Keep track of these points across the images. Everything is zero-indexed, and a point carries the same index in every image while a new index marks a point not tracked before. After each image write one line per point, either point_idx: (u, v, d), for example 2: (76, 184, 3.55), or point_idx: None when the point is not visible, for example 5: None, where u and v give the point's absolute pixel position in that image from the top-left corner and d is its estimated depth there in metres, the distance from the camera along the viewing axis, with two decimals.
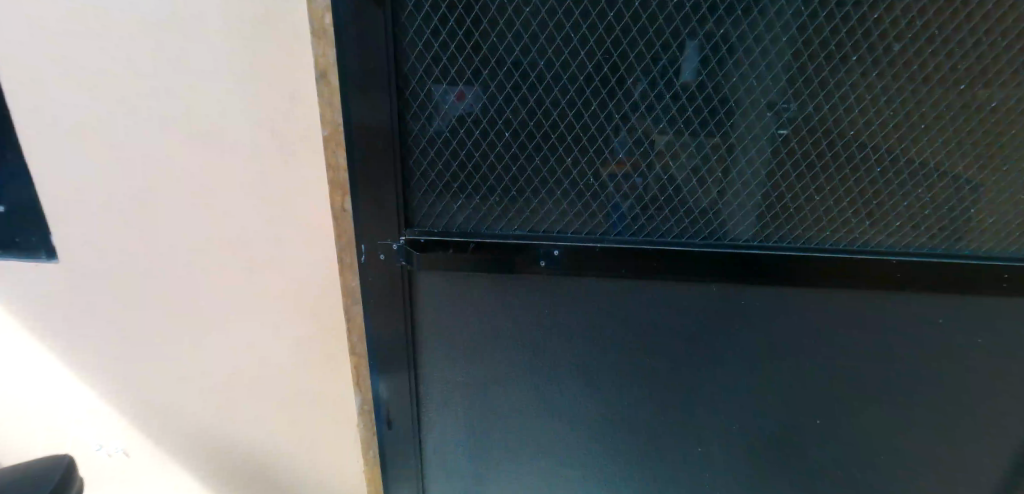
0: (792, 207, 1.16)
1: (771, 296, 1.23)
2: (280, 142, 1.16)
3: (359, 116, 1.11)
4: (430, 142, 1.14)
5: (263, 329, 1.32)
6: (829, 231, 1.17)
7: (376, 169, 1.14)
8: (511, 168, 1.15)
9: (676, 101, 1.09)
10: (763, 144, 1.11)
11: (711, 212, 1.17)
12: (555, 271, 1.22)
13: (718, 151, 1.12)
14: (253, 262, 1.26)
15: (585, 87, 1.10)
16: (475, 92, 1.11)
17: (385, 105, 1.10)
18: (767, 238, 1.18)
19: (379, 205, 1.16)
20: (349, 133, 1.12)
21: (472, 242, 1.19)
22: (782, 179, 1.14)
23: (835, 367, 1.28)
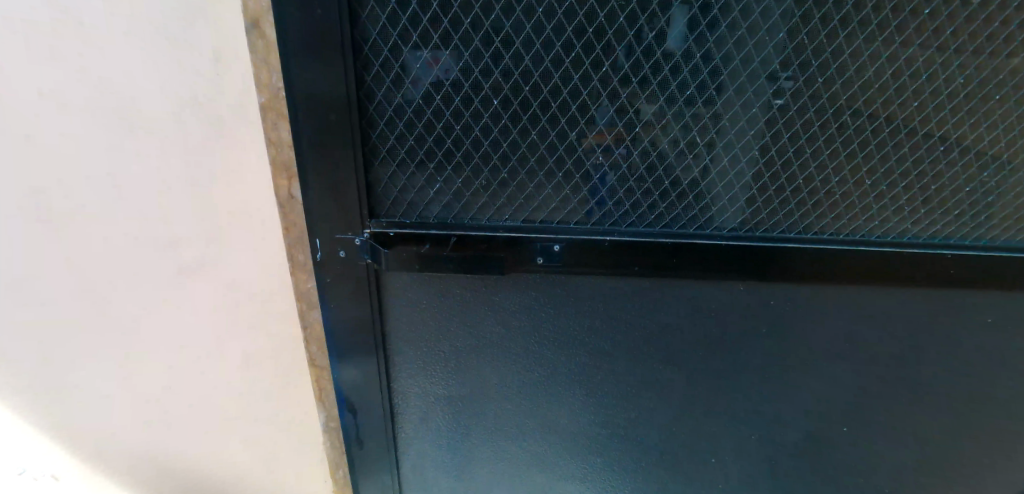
0: (815, 190, 1.03)
1: (801, 300, 1.14)
2: (214, 114, 0.92)
3: (308, 80, 0.89)
4: (396, 114, 0.94)
5: (227, 343, 1.11)
6: (858, 219, 1.05)
7: (330, 147, 0.93)
8: (501, 144, 0.96)
9: (708, 62, 0.93)
10: (793, 114, 0.97)
11: (731, 196, 1.03)
12: (553, 269, 1.05)
13: (741, 124, 0.97)
14: (200, 266, 1.02)
15: (598, 44, 0.91)
16: (451, 49, 0.90)
17: (337, 68, 0.89)
18: (786, 227, 1.06)
19: (338, 191, 0.96)
20: (294, 102, 0.90)
21: (453, 236, 1.00)
22: (811, 156, 1.00)
23: (867, 369, 1.21)
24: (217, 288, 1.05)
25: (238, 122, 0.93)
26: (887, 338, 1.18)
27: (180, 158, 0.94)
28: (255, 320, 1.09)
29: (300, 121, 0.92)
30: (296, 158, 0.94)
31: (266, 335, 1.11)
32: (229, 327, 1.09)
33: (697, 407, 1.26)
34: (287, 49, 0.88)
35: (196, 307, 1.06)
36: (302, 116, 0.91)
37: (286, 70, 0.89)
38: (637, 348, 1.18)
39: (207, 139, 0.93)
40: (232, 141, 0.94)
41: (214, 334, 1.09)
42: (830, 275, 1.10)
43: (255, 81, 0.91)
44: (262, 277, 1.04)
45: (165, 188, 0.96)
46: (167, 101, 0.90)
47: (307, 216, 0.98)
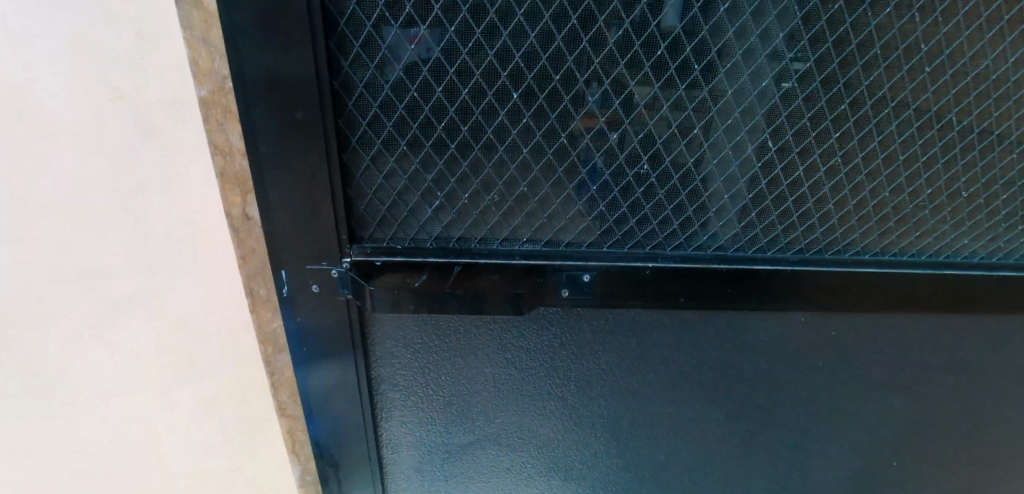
0: (878, 202, 0.87)
1: (858, 329, 0.98)
2: (132, 116, 0.67)
3: (268, 66, 0.67)
4: (382, 111, 0.71)
5: (177, 417, 0.85)
6: (916, 235, 0.91)
7: (297, 155, 0.71)
8: (520, 150, 0.75)
9: (791, 45, 0.74)
10: (866, 112, 0.80)
11: (789, 211, 0.86)
12: (582, 302, 0.85)
13: (807, 125, 0.79)
14: (133, 323, 0.76)
15: (653, 19, 0.70)
16: (458, 25, 0.68)
17: (305, 50, 0.66)
18: (841, 246, 0.91)
19: (312, 210, 0.74)
20: (245, 96, 0.68)
21: (458, 264, 0.79)
22: (880, 163, 0.84)
23: (926, 404, 1.06)
24: (156, 350, 0.79)
25: (170, 124, 0.68)
26: (949, 368, 1.03)
27: (88, 181, 0.68)
28: (206, 384, 0.84)
29: (255, 120, 0.69)
30: (254, 170, 0.71)
31: (223, 396, 0.86)
32: (179, 395, 0.83)
33: (735, 454, 1.07)
34: (231, 23, 0.64)
35: (128, 376, 0.79)
36: (257, 113, 0.69)
37: (233, 52, 0.66)
38: (673, 386, 0.99)
39: (127, 151, 0.68)
40: (160, 153, 0.69)
41: (162, 406, 0.83)
42: (895, 304, 0.96)
43: (192, 68, 0.67)
44: (210, 329, 0.80)
45: (68, 226, 0.69)
46: (66, 101, 0.65)
47: (268, 241, 0.76)
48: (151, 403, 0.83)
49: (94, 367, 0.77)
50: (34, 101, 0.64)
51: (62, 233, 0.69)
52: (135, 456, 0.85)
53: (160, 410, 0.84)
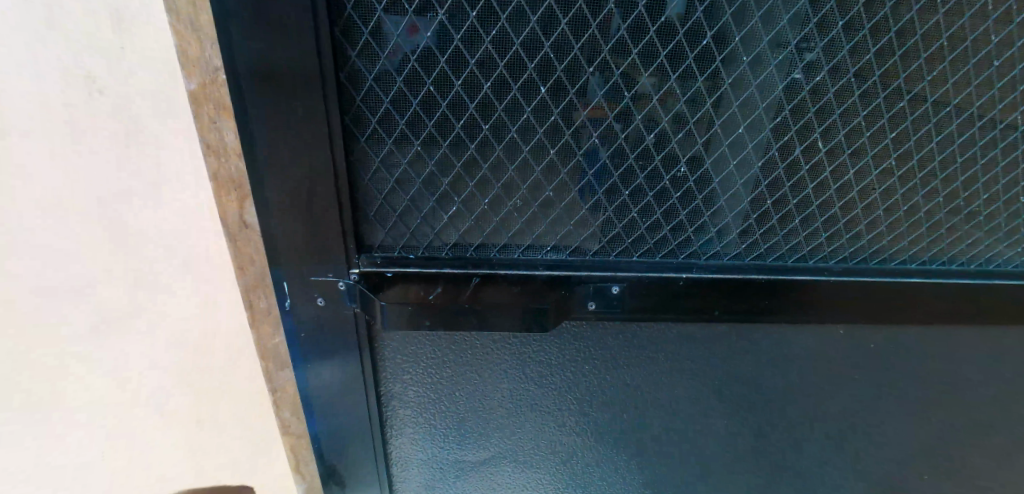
0: (930, 208, 0.80)
1: (902, 344, 0.91)
2: (112, 108, 0.63)
3: (263, 54, 0.59)
4: (394, 107, 0.63)
5: (166, 421, 0.82)
6: (968, 242, 0.84)
7: (299, 154, 0.64)
8: (547, 151, 0.67)
9: (851, 36, 0.66)
10: (926, 111, 0.72)
11: (835, 218, 0.79)
12: (609, 316, 0.78)
13: (861, 124, 0.72)
14: (119, 324, 0.74)
15: (699, 4, 0.62)
16: (480, 10, 0.59)
17: (306, 36, 0.58)
18: (888, 255, 0.84)
19: (315, 215, 0.67)
20: (238, 87, 0.60)
21: (476, 276, 0.73)
22: (936, 165, 0.76)
23: (968, 422, 0.99)
24: (144, 353, 0.76)
25: (161, 114, 0.64)
26: (996, 384, 0.96)
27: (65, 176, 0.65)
28: (196, 388, 0.81)
29: (250, 115, 0.61)
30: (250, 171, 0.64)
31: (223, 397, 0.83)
32: (167, 401, 0.81)
33: (762, 472, 1.01)
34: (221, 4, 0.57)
35: (115, 378, 0.77)
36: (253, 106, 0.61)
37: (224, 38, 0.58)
38: (700, 402, 0.91)
39: (108, 146, 0.64)
40: (143, 147, 0.65)
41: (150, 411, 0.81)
42: (943, 317, 0.89)
43: (180, 58, 0.61)
44: (199, 333, 0.77)
45: (61, 219, 0.66)
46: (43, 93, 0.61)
47: (267, 248, 0.68)
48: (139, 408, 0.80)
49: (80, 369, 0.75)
50: (8, 92, 0.60)
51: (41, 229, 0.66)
52: (123, 461, 0.83)
53: (147, 414, 0.81)
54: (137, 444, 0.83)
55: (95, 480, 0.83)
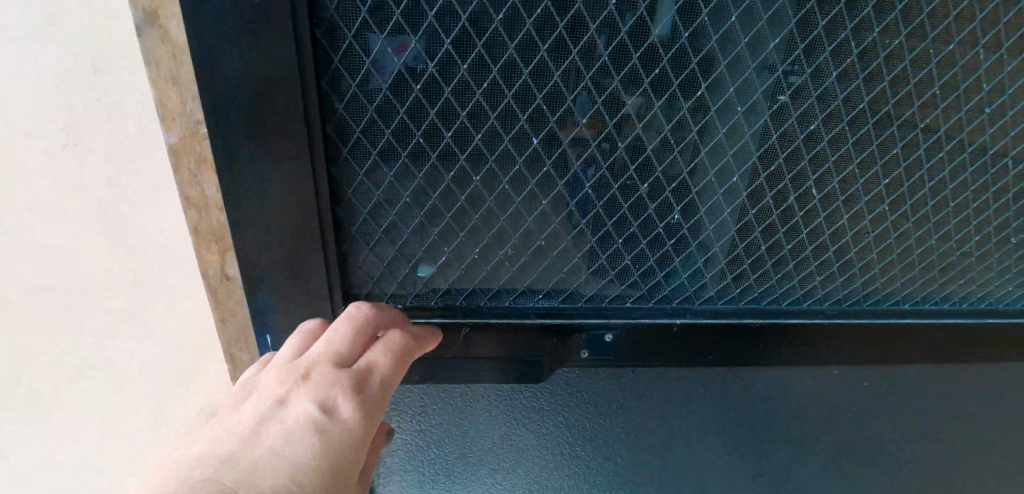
0: (923, 251, 0.80)
1: (895, 381, 0.91)
2: (108, 109, 0.66)
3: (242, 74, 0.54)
4: (382, 157, 0.62)
5: (161, 403, 0.89)
6: (959, 283, 0.84)
7: (283, 191, 0.59)
8: (539, 200, 0.66)
9: (845, 83, 0.65)
10: (918, 157, 0.72)
11: (828, 261, 0.78)
12: (603, 362, 0.77)
13: (855, 169, 0.71)
14: (132, 313, 0.79)
15: (694, 56, 0.61)
16: (472, 61, 0.58)
17: (289, 69, 0.54)
18: (881, 296, 0.83)
19: (299, 241, 0.62)
20: (218, 119, 0.55)
21: (467, 325, 0.71)
22: (928, 210, 0.76)
23: (961, 461, 0.98)
24: (138, 341, 0.82)
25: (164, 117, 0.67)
26: (986, 422, 0.96)
27: (62, 173, 0.68)
28: (190, 376, 0.86)
29: (233, 150, 0.57)
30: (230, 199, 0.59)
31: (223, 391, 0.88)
32: (160, 384, 0.87)
33: None
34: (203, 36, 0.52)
35: (112, 361, 0.83)
36: (236, 139, 0.56)
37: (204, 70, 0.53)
38: (694, 441, 0.89)
39: (106, 145, 0.68)
40: (138, 145, 0.69)
41: (145, 393, 0.87)
42: (938, 355, 0.88)
43: (160, 110, 0.61)
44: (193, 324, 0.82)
45: (78, 215, 0.71)
46: (44, 97, 0.64)
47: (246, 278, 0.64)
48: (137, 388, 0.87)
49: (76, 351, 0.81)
50: (10, 93, 0.64)
51: (41, 224, 0.71)
52: (122, 436, 0.91)
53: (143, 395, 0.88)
54: (132, 421, 0.90)
55: (98, 451, 0.92)
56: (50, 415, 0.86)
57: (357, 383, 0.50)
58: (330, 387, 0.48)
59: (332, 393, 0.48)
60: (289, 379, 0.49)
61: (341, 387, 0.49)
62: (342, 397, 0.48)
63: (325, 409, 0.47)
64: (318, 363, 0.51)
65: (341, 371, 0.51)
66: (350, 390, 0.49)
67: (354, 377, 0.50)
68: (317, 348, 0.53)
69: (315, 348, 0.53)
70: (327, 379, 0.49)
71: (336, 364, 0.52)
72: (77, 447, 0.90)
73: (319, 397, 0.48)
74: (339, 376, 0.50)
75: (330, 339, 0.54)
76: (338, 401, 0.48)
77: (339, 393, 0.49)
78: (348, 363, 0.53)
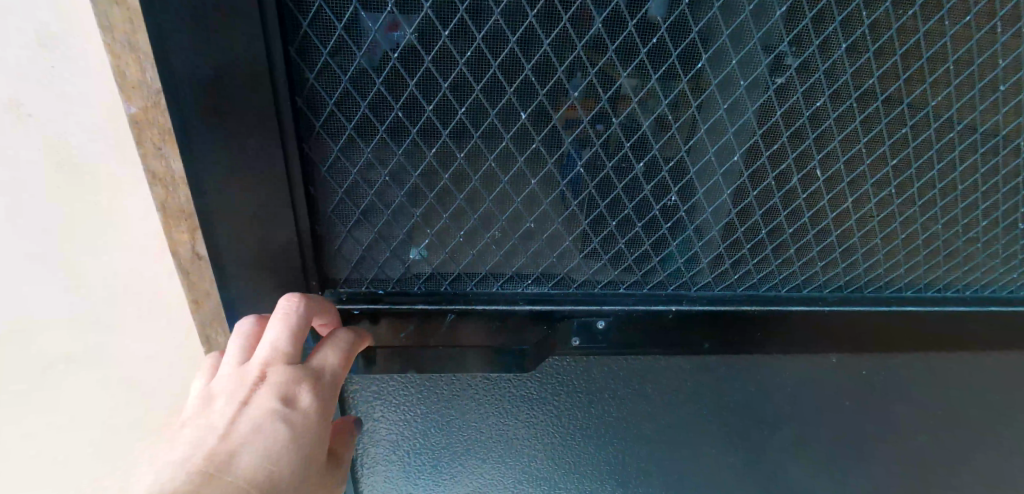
0: (929, 236, 0.76)
1: (897, 371, 0.88)
2: (79, 89, 0.63)
3: (200, 51, 0.49)
4: (357, 134, 0.57)
5: (152, 384, 0.86)
6: (965, 269, 0.81)
7: (252, 173, 0.55)
8: (528, 181, 0.62)
9: (854, 58, 0.61)
10: (929, 138, 0.68)
11: (831, 247, 0.75)
12: (596, 353, 0.73)
13: (863, 149, 0.67)
14: (104, 297, 0.76)
15: (694, 25, 0.56)
16: (454, 29, 0.53)
17: (254, 38, 0.50)
18: (883, 282, 0.80)
19: (269, 232, 0.58)
20: (175, 96, 0.51)
21: (452, 312, 0.68)
22: (937, 192, 0.72)
23: (959, 447, 0.97)
24: (120, 322, 0.79)
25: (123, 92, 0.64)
26: (989, 411, 0.93)
27: (46, 163, 0.66)
28: (178, 354, 0.84)
29: (195, 128, 0.52)
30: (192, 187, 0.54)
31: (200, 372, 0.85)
32: (149, 364, 0.84)
33: None
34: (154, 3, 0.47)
35: (94, 343, 0.80)
36: (197, 117, 0.52)
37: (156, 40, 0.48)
38: (689, 429, 0.87)
39: (93, 133, 0.66)
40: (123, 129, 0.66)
41: (131, 375, 0.84)
42: (940, 342, 0.85)
43: None
44: (174, 311, 0.79)
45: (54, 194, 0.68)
46: (26, 85, 0.62)
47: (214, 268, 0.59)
48: (123, 372, 0.84)
49: (56, 338, 0.78)
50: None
51: (25, 213, 0.68)
52: (112, 425, 0.88)
53: (131, 378, 0.85)
54: (120, 407, 0.87)
55: (88, 443, 0.88)
56: (24, 406, 0.81)
57: (314, 374, 0.55)
58: (291, 382, 0.52)
59: (292, 386, 0.52)
60: (247, 380, 0.52)
61: (300, 382, 0.53)
62: (302, 390, 0.53)
63: (287, 401, 0.51)
64: (272, 361, 0.53)
65: (295, 366, 0.54)
66: (309, 382, 0.54)
67: (309, 372, 0.54)
68: (264, 343, 0.54)
69: (262, 343, 0.54)
70: (285, 372, 0.53)
71: (286, 360, 0.54)
72: (65, 440, 0.87)
73: (281, 391, 0.52)
74: (296, 372, 0.53)
75: (274, 331, 0.55)
76: (299, 395, 0.52)
77: (300, 387, 0.53)
78: (298, 354, 0.56)
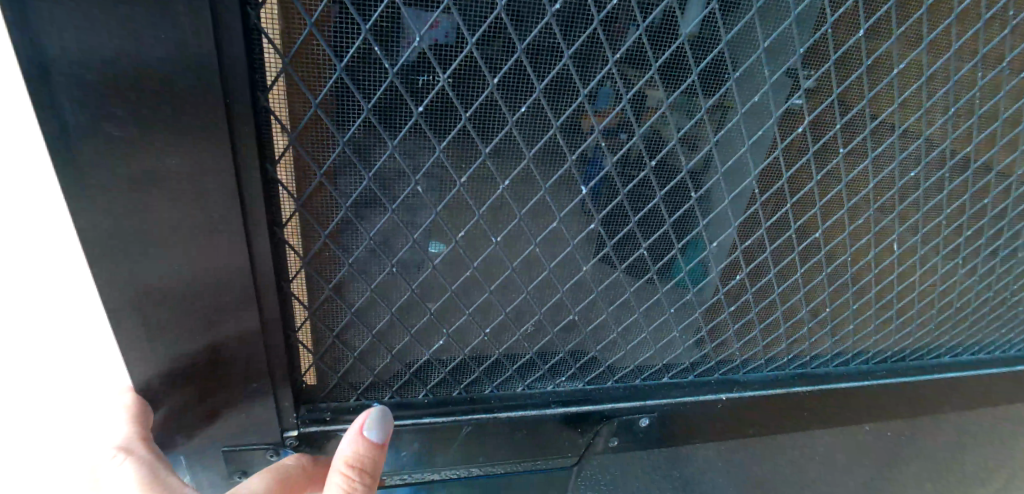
0: (979, 302, 0.69)
1: (937, 445, 0.80)
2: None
3: (118, 90, 0.32)
4: (356, 215, 0.41)
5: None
6: (1005, 330, 0.75)
7: (198, 270, 0.39)
8: (576, 267, 0.48)
9: (960, 121, 0.50)
10: (1008, 207, 0.60)
11: (888, 320, 0.66)
12: (634, 447, 0.62)
13: (945, 221, 0.57)
14: None
15: (803, 81, 0.43)
16: (504, 75, 0.37)
17: (206, 87, 0.33)
18: (928, 349, 0.73)
19: (229, 336, 0.43)
20: (82, 161, 0.34)
21: (469, 423, 0.54)
22: (999, 260, 0.65)
23: None
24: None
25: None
26: None
27: None
28: (88, 414, 0.49)
29: (111, 221, 0.36)
30: (113, 283, 0.38)
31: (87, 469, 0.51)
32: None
33: None
34: (32, 51, 0.30)
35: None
36: (109, 207, 0.35)
37: (35, 104, 0.32)
38: None
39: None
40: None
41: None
42: (974, 407, 0.79)
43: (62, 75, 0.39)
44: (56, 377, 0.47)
45: None
46: None
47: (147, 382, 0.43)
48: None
49: None
50: None
51: None
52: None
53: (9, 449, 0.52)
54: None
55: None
56: None
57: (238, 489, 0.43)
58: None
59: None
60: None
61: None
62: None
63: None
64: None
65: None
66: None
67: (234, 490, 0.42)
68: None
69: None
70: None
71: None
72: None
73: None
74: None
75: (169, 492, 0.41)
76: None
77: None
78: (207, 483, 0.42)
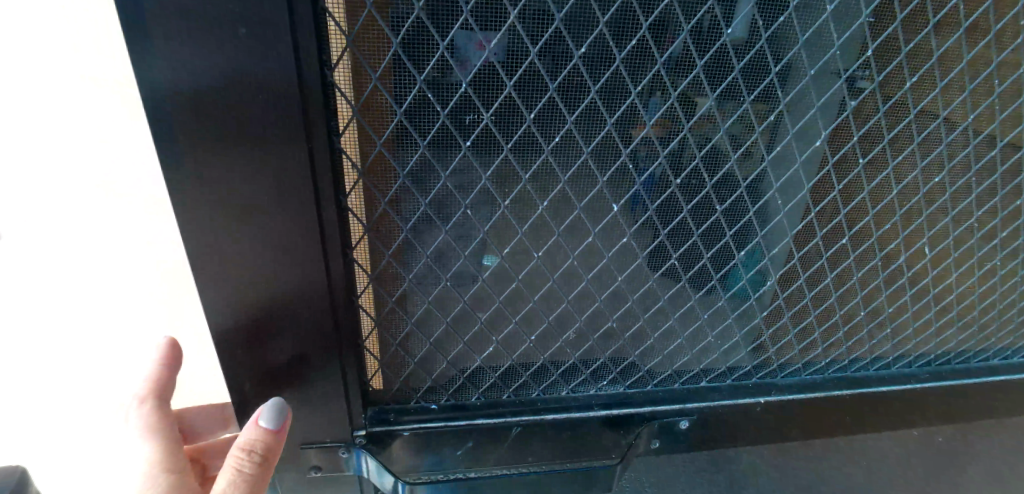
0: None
1: (991, 452, 0.79)
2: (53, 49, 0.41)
3: (220, 140, 0.39)
4: (414, 237, 0.47)
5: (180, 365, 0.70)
6: None
7: (281, 289, 0.45)
8: (611, 277, 0.52)
9: (982, 128, 0.52)
10: None
11: (927, 324, 0.67)
12: (675, 449, 0.65)
13: (976, 224, 0.59)
14: None
15: (817, 99, 0.46)
16: (540, 110, 0.43)
17: (292, 136, 0.40)
18: (973, 353, 0.73)
19: (307, 346, 0.49)
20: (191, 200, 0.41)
21: (518, 425, 0.58)
22: None
23: None
24: None
25: None
26: None
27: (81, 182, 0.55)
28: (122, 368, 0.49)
29: (213, 248, 0.43)
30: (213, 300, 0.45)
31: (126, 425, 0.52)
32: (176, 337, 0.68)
33: None
34: (158, 116, 0.38)
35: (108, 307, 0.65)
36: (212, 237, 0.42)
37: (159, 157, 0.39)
38: None
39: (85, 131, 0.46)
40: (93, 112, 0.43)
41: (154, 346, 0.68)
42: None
43: None
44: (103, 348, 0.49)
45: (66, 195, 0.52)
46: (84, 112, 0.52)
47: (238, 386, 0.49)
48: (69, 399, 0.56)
49: None
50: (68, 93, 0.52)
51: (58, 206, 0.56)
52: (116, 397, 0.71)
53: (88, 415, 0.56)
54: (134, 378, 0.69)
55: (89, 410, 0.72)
56: None
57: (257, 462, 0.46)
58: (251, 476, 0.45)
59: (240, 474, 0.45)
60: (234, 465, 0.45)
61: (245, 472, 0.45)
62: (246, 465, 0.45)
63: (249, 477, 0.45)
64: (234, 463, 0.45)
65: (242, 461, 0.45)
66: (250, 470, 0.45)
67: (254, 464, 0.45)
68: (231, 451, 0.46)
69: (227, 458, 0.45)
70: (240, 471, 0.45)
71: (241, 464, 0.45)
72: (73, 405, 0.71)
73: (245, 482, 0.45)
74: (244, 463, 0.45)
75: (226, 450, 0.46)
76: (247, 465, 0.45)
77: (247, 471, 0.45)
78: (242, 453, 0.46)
